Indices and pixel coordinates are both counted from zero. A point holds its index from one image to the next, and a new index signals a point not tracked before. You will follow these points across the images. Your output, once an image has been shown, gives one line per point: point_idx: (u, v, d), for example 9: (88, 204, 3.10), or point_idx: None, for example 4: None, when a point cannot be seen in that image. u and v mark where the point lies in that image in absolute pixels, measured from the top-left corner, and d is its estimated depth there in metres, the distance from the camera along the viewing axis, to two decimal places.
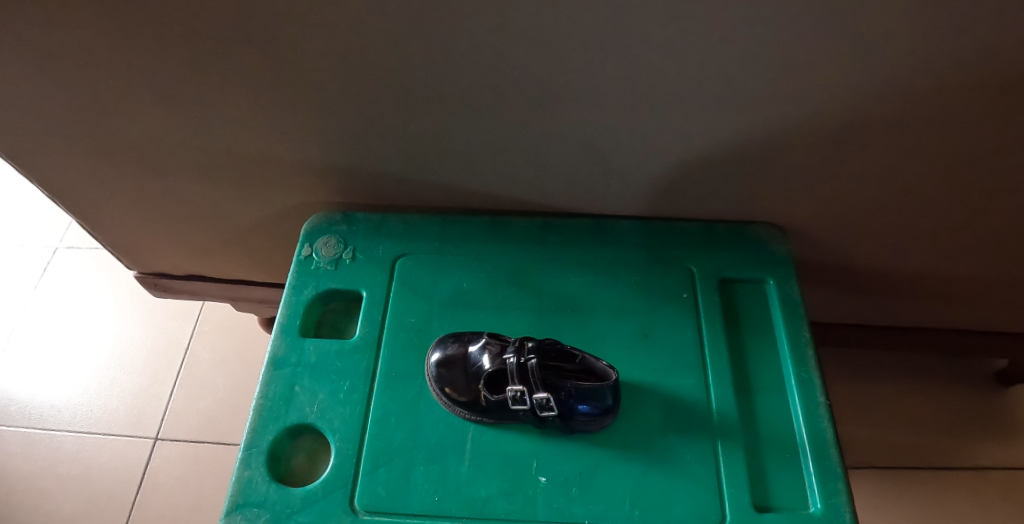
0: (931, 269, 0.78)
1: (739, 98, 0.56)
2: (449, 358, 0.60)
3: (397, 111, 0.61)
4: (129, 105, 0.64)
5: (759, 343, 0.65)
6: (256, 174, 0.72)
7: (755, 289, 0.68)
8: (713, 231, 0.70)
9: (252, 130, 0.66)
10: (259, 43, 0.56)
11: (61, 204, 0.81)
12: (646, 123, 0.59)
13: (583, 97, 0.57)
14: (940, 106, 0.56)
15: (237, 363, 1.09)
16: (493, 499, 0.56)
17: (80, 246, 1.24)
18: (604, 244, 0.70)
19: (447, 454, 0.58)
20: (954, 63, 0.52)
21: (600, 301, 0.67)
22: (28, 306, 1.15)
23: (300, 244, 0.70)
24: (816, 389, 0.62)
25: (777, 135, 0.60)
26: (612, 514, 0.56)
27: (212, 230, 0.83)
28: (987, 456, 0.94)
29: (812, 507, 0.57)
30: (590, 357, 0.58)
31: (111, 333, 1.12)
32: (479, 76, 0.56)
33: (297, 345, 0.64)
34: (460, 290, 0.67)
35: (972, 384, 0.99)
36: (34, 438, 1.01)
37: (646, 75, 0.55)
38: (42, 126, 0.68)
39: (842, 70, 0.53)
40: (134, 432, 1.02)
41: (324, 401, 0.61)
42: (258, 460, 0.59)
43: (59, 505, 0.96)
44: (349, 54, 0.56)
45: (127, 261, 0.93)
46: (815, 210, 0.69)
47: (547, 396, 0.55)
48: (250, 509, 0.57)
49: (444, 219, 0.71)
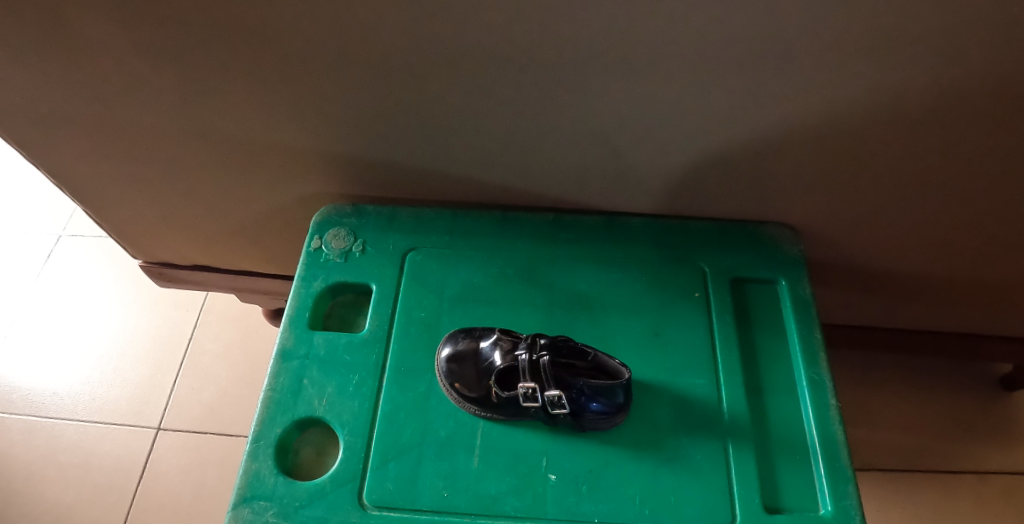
0: (940, 271, 0.77)
1: (758, 93, 0.55)
2: (459, 353, 0.60)
3: (409, 102, 0.60)
4: (134, 91, 0.63)
5: (770, 343, 0.65)
6: (264, 165, 0.71)
7: (767, 289, 0.67)
8: (724, 230, 0.70)
9: (261, 119, 0.65)
10: (270, 36, 0.55)
11: (66, 192, 0.80)
12: (663, 119, 0.59)
13: (598, 89, 0.56)
14: (961, 106, 0.55)
15: (241, 354, 1.09)
16: (502, 496, 0.56)
17: (83, 234, 1.23)
18: (615, 241, 0.69)
19: (457, 450, 0.58)
20: (969, 68, 0.52)
21: (611, 298, 0.66)
22: (30, 294, 1.15)
23: (310, 235, 0.70)
24: (827, 391, 0.61)
25: (794, 133, 0.59)
26: (622, 513, 0.55)
27: (217, 220, 0.83)
28: (992, 460, 0.94)
29: (822, 509, 0.57)
30: (602, 355, 0.58)
31: (114, 321, 1.12)
32: (491, 73, 0.56)
33: (305, 337, 0.64)
34: (470, 285, 0.67)
35: (976, 387, 0.99)
36: (36, 425, 1.01)
37: (665, 68, 0.54)
38: (49, 115, 0.67)
39: (863, 67, 0.52)
40: (136, 422, 1.01)
41: (333, 394, 0.61)
42: (265, 453, 0.58)
43: (61, 494, 0.95)
44: (360, 50, 0.55)
45: (131, 250, 0.93)
46: (828, 211, 0.69)
47: (558, 394, 0.55)
48: (258, 502, 0.56)
49: (454, 213, 0.71)
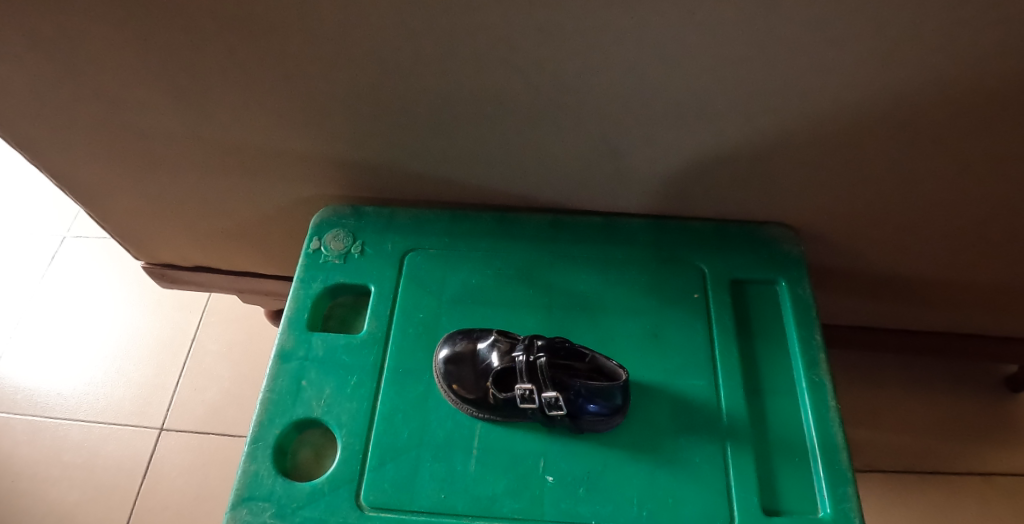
0: (943, 272, 0.77)
1: (756, 93, 0.55)
2: (457, 354, 0.60)
3: (405, 104, 0.60)
4: (134, 94, 0.63)
5: (769, 344, 0.64)
6: (263, 167, 0.72)
7: (767, 290, 0.67)
8: (723, 231, 0.69)
9: (259, 122, 0.65)
10: (267, 40, 0.55)
11: (69, 194, 0.81)
12: (660, 120, 0.59)
13: (595, 90, 0.56)
14: (960, 106, 0.55)
15: (243, 354, 1.09)
16: (499, 497, 0.56)
17: (87, 235, 1.24)
18: (614, 241, 0.69)
19: (454, 451, 0.58)
20: (967, 68, 0.51)
21: (609, 299, 0.66)
22: (35, 295, 1.15)
23: (309, 237, 0.70)
24: (827, 393, 0.61)
25: (792, 134, 0.59)
26: (619, 515, 0.55)
27: (218, 222, 0.83)
28: (995, 462, 0.93)
29: (821, 511, 0.57)
30: (599, 357, 0.58)
31: (118, 322, 1.13)
32: (488, 75, 0.56)
33: (304, 339, 0.64)
34: (468, 286, 0.67)
35: (979, 389, 0.98)
36: (41, 425, 1.02)
37: (662, 68, 0.53)
38: (51, 118, 0.68)
39: (860, 68, 0.52)
40: (140, 422, 1.02)
41: (331, 395, 0.61)
42: (263, 454, 0.58)
43: (65, 494, 0.96)
44: (356, 52, 0.56)
45: (134, 251, 0.93)
46: (828, 212, 0.68)
47: (555, 395, 0.55)
48: (256, 502, 0.56)
49: (453, 215, 0.71)
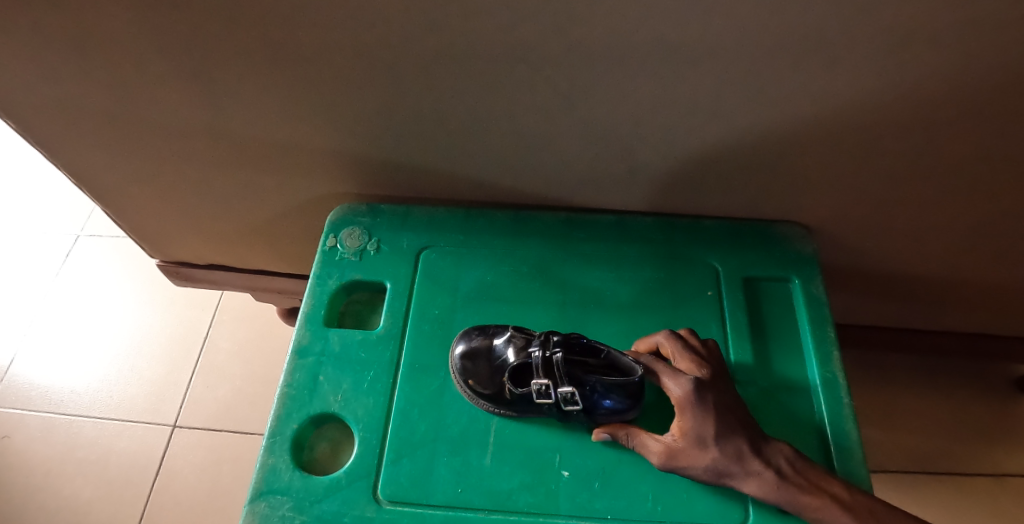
0: (955, 271, 0.77)
1: (771, 90, 0.55)
2: (473, 350, 0.60)
3: (421, 103, 0.61)
4: (153, 93, 0.64)
5: (783, 341, 0.65)
6: (278, 166, 0.72)
7: (779, 287, 0.67)
8: (736, 229, 0.70)
9: (276, 121, 0.66)
10: (284, 39, 0.56)
11: (87, 192, 0.81)
12: (674, 118, 0.59)
13: (609, 88, 0.57)
14: (974, 104, 0.55)
15: (255, 352, 1.10)
16: (516, 492, 0.56)
17: (101, 234, 1.25)
18: (628, 239, 0.70)
19: (470, 446, 0.59)
20: (981, 66, 0.51)
21: (623, 296, 0.66)
22: (50, 293, 1.16)
23: (325, 235, 0.71)
24: (840, 390, 0.61)
25: (806, 132, 0.59)
26: (634, 510, 0.56)
27: (233, 220, 0.84)
28: (1007, 462, 0.93)
29: None
30: (615, 352, 0.58)
31: (130, 320, 1.13)
32: (503, 74, 0.56)
33: (320, 335, 0.65)
34: (483, 283, 0.67)
35: (990, 390, 0.98)
36: (54, 422, 1.02)
37: (677, 67, 0.54)
38: (70, 116, 0.68)
39: (875, 66, 0.52)
40: (152, 419, 1.03)
41: (348, 391, 0.61)
42: (281, 448, 0.59)
43: (79, 489, 0.97)
44: (374, 51, 0.56)
45: (149, 249, 0.94)
46: (841, 210, 0.69)
47: (571, 390, 0.55)
48: (274, 496, 0.57)
49: (467, 213, 0.71)
